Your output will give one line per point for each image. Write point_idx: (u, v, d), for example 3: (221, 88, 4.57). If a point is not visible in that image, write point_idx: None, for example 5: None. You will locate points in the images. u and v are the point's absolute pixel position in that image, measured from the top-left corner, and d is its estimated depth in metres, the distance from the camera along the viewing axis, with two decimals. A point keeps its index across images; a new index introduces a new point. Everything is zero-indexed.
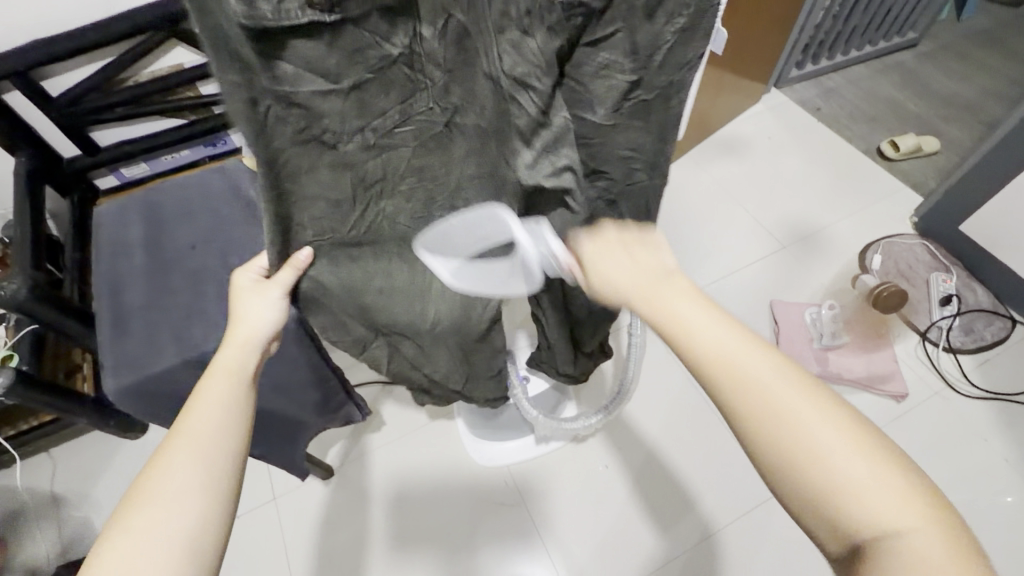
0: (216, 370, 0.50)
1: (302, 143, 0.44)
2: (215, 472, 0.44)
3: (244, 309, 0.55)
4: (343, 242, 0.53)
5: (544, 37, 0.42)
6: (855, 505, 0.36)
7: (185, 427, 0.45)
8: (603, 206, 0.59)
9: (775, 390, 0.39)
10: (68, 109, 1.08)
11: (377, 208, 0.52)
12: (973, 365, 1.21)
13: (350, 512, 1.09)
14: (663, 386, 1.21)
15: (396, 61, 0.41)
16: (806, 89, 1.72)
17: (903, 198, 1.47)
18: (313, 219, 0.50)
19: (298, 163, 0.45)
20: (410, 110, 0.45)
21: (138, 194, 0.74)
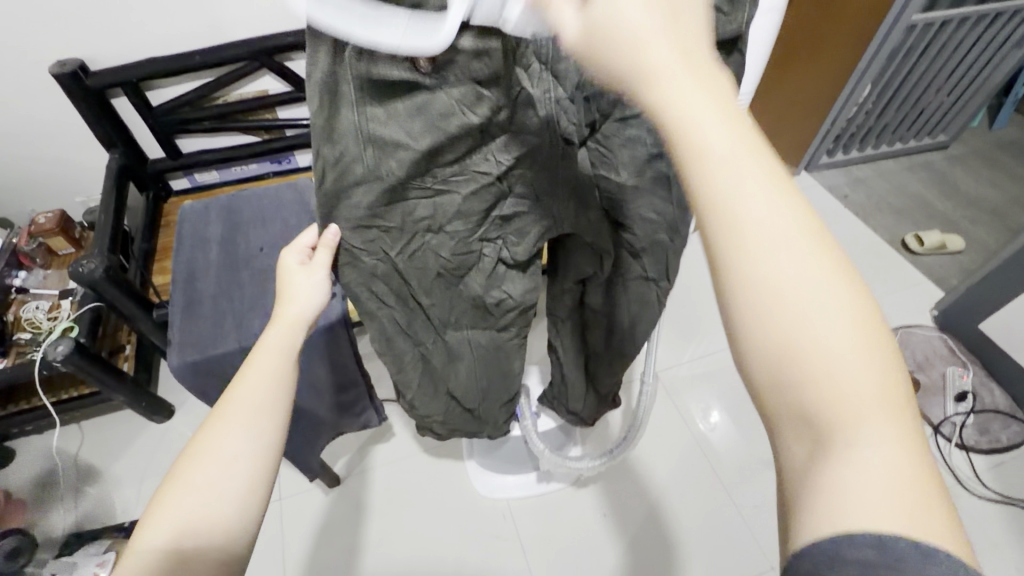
0: (265, 346, 0.46)
1: (366, 181, 0.43)
2: (259, 443, 0.41)
3: (290, 294, 0.50)
4: (392, 267, 0.52)
5: (581, 107, 0.45)
6: (814, 376, 0.27)
7: (235, 396, 0.43)
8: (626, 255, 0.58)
9: (756, 223, 0.28)
10: (162, 118, 1.22)
11: (423, 240, 0.50)
12: (985, 465, 1.20)
13: (350, 522, 1.12)
14: (669, 442, 1.23)
15: (473, 127, 0.42)
16: (835, 177, 1.80)
17: (924, 291, 1.50)
18: (365, 244, 0.48)
19: (356, 198, 0.44)
20: (467, 163, 0.46)
21: (221, 198, 0.84)
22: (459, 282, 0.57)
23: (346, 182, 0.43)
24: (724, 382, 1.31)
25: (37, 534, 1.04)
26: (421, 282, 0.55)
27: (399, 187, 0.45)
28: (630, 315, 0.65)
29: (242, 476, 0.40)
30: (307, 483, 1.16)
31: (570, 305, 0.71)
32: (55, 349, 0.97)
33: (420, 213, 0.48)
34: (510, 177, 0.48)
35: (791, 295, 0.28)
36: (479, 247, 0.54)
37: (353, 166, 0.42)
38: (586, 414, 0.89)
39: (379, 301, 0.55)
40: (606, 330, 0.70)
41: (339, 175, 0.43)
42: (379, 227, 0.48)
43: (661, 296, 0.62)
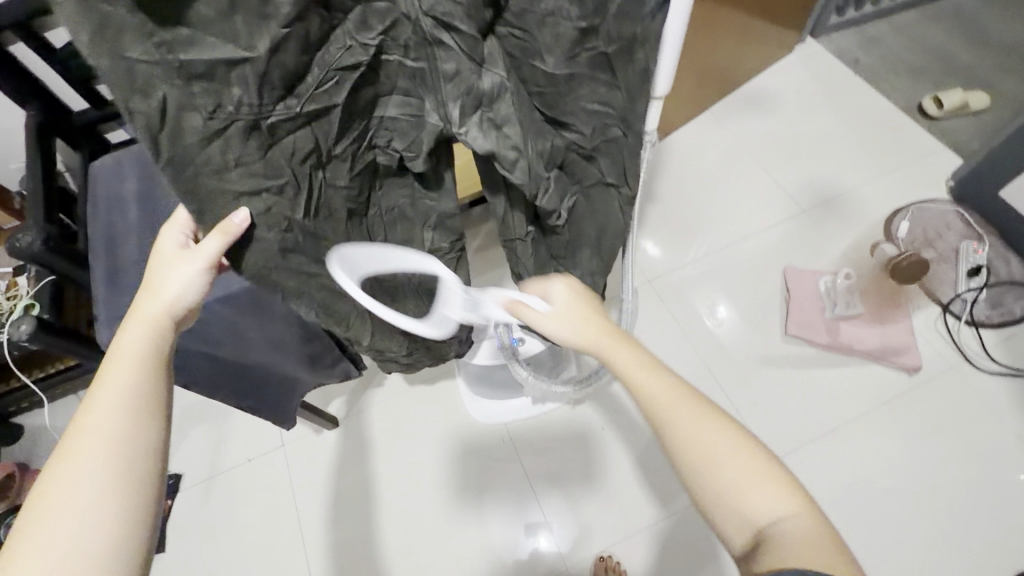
0: (123, 353, 0.46)
1: (217, 131, 0.37)
2: (121, 464, 0.41)
3: (158, 285, 0.50)
4: (306, 224, 0.47)
5: None
6: (741, 499, 0.42)
7: (89, 413, 0.42)
8: (579, 158, 0.50)
9: (671, 409, 0.46)
10: (71, 61, 1.09)
11: (318, 178, 0.46)
12: (995, 340, 1.15)
13: (354, 460, 1.14)
14: (665, 351, 1.19)
15: (309, 7, 0.35)
16: (846, 38, 1.59)
17: (941, 160, 1.37)
18: (263, 210, 0.44)
19: (215, 157, 0.39)
20: (326, 59, 0.39)
21: (133, 151, 0.75)
22: (369, 205, 0.53)
23: (190, 136, 0.37)
24: (723, 285, 1.25)
25: None
26: (337, 226, 0.50)
27: (265, 124, 0.39)
28: (597, 227, 0.58)
29: (101, 493, 0.39)
30: (306, 428, 1.18)
31: (525, 224, 0.59)
32: (19, 330, 0.92)
33: (303, 149, 0.43)
34: (384, 67, 0.42)
35: (710, 447, 0.44)
36: (372, 156, 0.49)
37: (187, 116, 0.36)
38: None
39: (304, 275, 0.51)
40: (572, 242, 0.60)
41: (178, 132, 0.36)
42: (268, 194, 0.43)
43: (622, 204, 0.57)
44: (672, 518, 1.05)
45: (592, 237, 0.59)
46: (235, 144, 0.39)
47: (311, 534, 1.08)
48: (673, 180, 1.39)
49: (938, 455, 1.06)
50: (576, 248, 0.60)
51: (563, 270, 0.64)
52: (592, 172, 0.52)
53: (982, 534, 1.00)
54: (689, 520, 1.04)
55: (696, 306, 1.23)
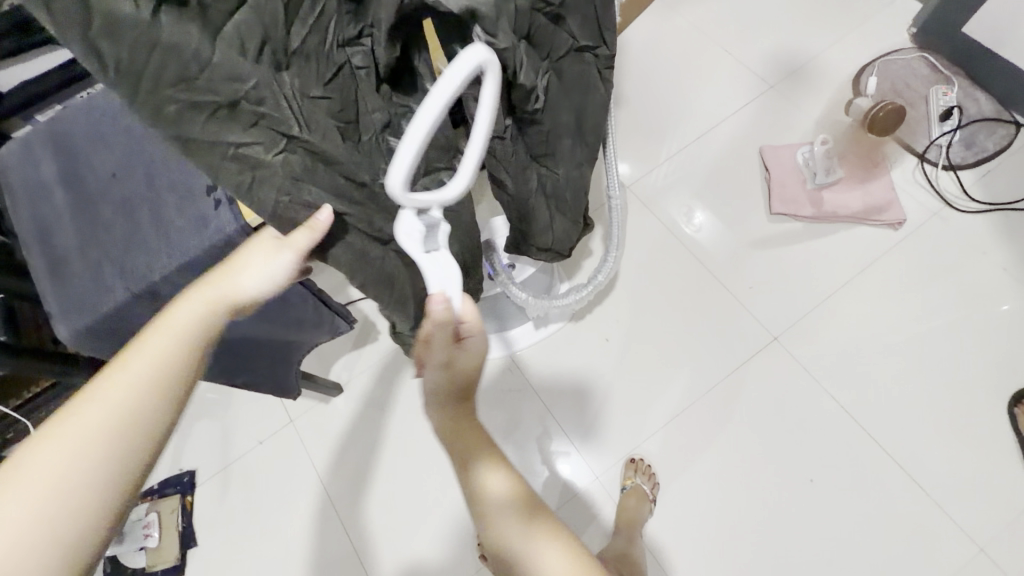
0: (161, 333, 0.45)
1: (148, 25, 0.29)
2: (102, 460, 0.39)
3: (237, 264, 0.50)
4: (325, 160, 0.40)
5: None
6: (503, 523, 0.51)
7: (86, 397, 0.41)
8: (547, 23, 0.44)
9: None
10: None
11: (289, 93, 0.36)
12: (973, 180, 1.16)
13: (367, 421, 1.12)
14: (654, 254, 1.17)
15: None
16: None
17: (899, 9, 1.32)
18: (243, 137, 0.35)
19: (171, 66, 0.30)
20: None
21: (39, 127, 0.65)
22: (359, 128, 0.41)
23: (129, 27, 0.29)
24: (702, 179, 1.22)
25: None
26: (337, 152, 0.40)
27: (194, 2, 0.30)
28: (575, 109, 0.53)
29: (74, 481, 0.38)
30: (312, 400, 1.15)
31: (503, 117, 0.50)
32: None
33: (253, 41, 0.33)
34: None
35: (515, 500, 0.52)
36: (343, 60, 0.38)
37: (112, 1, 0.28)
38: (561, 245, 0.75)
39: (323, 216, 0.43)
40: (551, 134, 0.54)
41: (109, 27, 0.28)
42: (249, 104, 0.34)
43: (601, 69, 0.52)
44: (688, 411, 1.07)
45: (570, 122, 0.54)
46: (181, 35, 0.30)
47: (340, 499, 1.08)
48: (633, 80, 1.32)
49: (930, 302, 1.09)
50: (555, 141, 0.55)
51: (545, 173, 0.59)
52: (562, 37, 0.46)
53: (980, 366, 1.04)
54: (703, 411, 1.06)
55: (673, 212, 1.20)
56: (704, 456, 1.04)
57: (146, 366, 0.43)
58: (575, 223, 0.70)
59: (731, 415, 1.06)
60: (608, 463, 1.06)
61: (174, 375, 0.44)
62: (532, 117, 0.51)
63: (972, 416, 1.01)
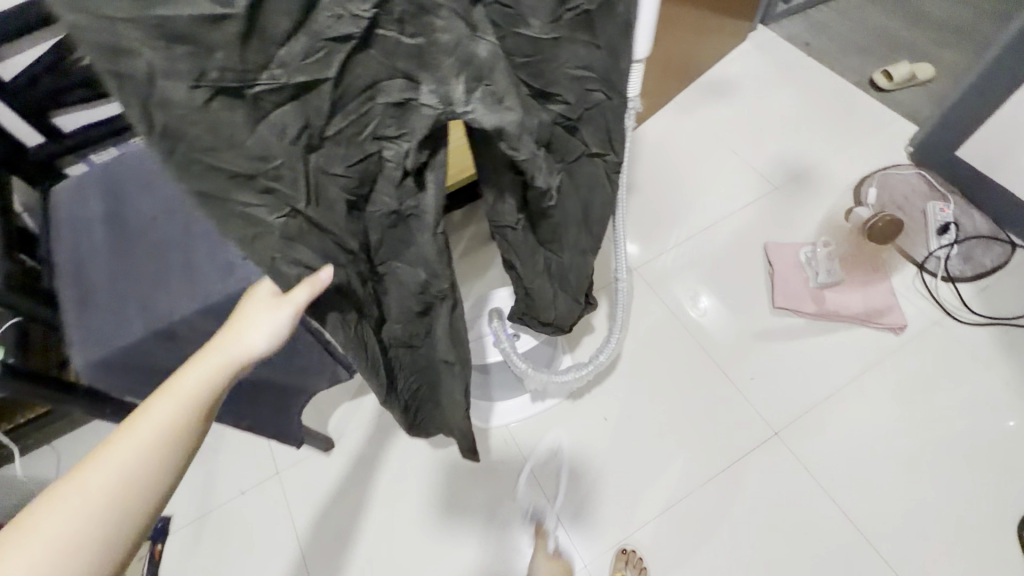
0: (177, 393, 0.46)
1: (202, 103, 0.31)
2: (112, 519, 0.41)
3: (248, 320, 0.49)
4: (322, 225, 0.43)
5: None
6: None
7: (104, 456, 0.42)
8: (560, 131, 0.49)
9: None
10: (24, 94, 1.02)
11: (311, 166, 0.39)
12: (972, 292, 1.19)
13: (354, 480, 1.10)
14: (657, 335, 1.19)
15: None
16: (793, 25, 1.64)
17: (897, 129, 1.42)
18: (258, 199, 0.38)
19: (205, 135, 0.33)
20: (316, 26, 0.33)
21: (96, 170, 0.71)
22: (367, 202, 0.47)
23: (176, 103, 0.31)
24: (708, 266, 1.27)
25: None
26: (336, 223, 0.44)
27: (254, 95, 0.34)
28: (581, 202, 0.59)
29: (81, 542, 0.40)
30: (300, 452, 1.13)
31: (515, 209, 0.57)
32: None
33: (294, 126, 0.36)
34: (380, 44, 0.37)
35: None
36: (374, 149, 0.43)
37: (168, 86, 0.30)
38: (561, 321, 0.78)
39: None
40: (559, 225, 0.59)
41: (163, 100, 0.30)
42: (266, 178, 0.37)
43: (608, 172, 0.58)
44: (684, 501, 1.03)
45: (575, 213, 0.59)
46: (225, 116, 0.33)
47: (315, 561, 1.04)
48: (645, 171, 1.41)
49: (934, 410, 1.08)
50: (562, 230, 0.59)
51: (552, 255, 0.63)
52: (576, 144, 0.52)
53: (988, 484, 1.01)
54: (700, 502, 1.03)
55: (678, 296, 1.24)
56: (699, 552, 1.00)
57: (151, 427, 0.44)
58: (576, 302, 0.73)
59: (729, 510, 1.02)
60: (598, 550, 1.01)
61: (183, 440, 0.45)
62: (544, 209, 0.55)
63: (981, 535, 0.97)
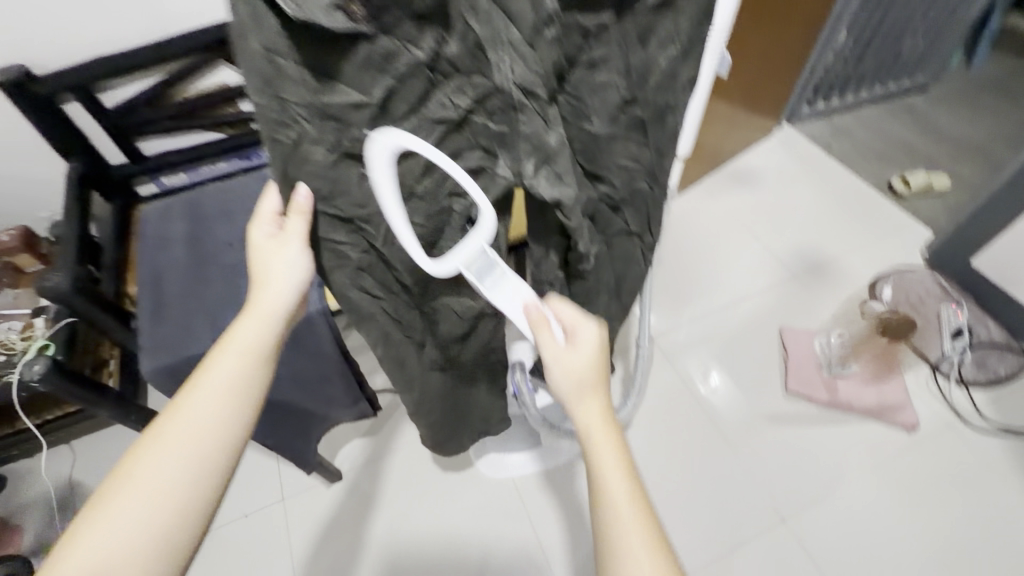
0: (232, 347, 0.49)
1: (331, 163, 0.41)
2: (203, 466, 0.46)
3: (263, 270, 0.51)
4: (392, 260, 0.52)
5: (547, 48, 0.40)
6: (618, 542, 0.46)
7: (183, 410, 0.46)
8: (606, 210, 0.56)
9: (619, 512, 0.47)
10: (119, 120, 1.13)
11: (396, 214, 0.47)
12: (985, 399, 1.20)
13: (357, 516, 1.10)
14: (669, 407, 1.21)
15: (421, 68, 0.38)
16: (817, 127, 1.75)
17: (913, 233, 1.48)
18: (347, 236, 0.47)
19: (322, 186, 0.42)
20: (425, 114, 0.41)
21: (182, 197, 0.79)
22: (433, 248, 0.53)
23: (312, 162, 0.40)
24: (724, 342, 1.31)
25: (38, 558, 1.04)
26: (402, 260, 0.52)
27: (367, 159, 0.42)
28: (616, 273, 0.65)
29: (179, 483, 0.44)
30: (308, 481, 1.14)
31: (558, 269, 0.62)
32: (31, 369, 0.93)
33: None
34: (472, 127, 0.45)
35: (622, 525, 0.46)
36: (448, 204, 0.50)
37: (311, 149, 0.39)
38: None
39: (370, 296, 0.53)
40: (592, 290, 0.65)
41: (302, 157, 0.40)
42: (360, 220, 0.46)
43: (643, 250, 0.64)
44: None
45: (609, 283, 0.65)
46: (344, 173, 0.42)
47: None
48: (669, 246, 1.48)
49: (946, 516, 1.07)
50: (594, 296, 0.65)
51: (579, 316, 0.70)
52: (618, 222, 0.59)
53: None
54: None
55: (690, 370, 1.27)
56: None
57: (220, 382, 0.47)
58: None
59: None
60: None
61: (249, 389, 0.49)
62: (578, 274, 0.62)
63: None
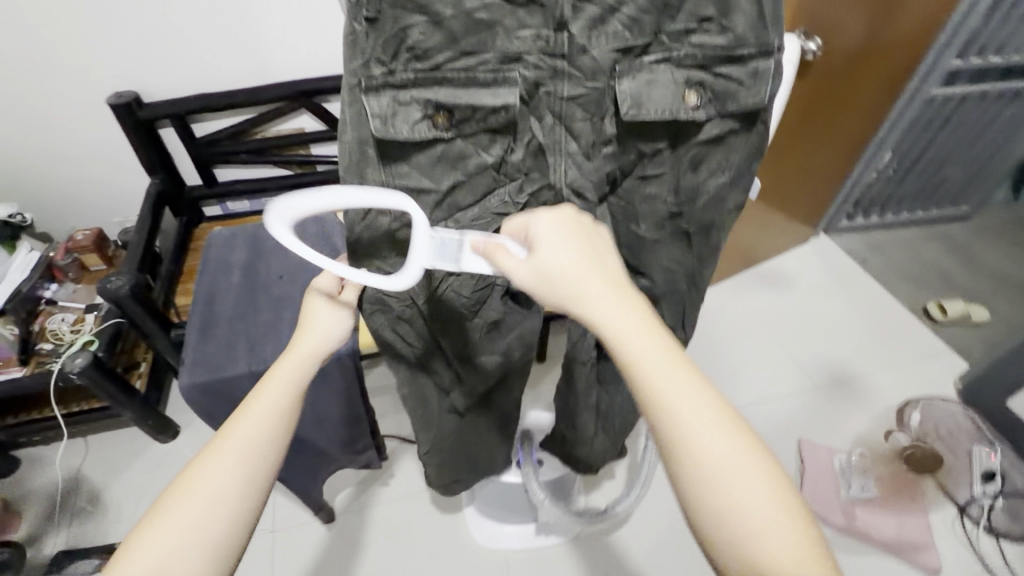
0: (274, 380, 0.51)
1: (392, 228, 0.51)
2: (248, 488, 0.46)
3: (311, 321, 0.55)
4: (434, 314, 0.60)
5: (602, 161, 0.48)
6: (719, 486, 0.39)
7: (228, 439, 0.48)
8: (641, 299, 0.60)
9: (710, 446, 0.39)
10: (203, 148, 1.25)
11: (445, 279, 0.56)
12: (1018, 555, 1.12)
13: (341, 563, 1.08)
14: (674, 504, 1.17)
15: (487, 168, 0.47)
16: (854, 240, 1.77)
17: (947, 362, 1.45)
18: (393, 290, 0.56)
19: (382, 246, 0.52)
20: (486, 205, 0.49)
21: (247, 227, 0.87)
22: (477, 314, 0.61)
23: (378, 227, 0.51)
24: None
25: (30, 548, 1.06)
26: (443, 316, 0.60)
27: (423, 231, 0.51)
28: None
29: (226, 502, 0.45)
30: (301, 517, 1.14)
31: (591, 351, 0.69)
32: (73, 362, 0.98)
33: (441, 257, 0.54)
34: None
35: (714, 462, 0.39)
36: (492, 279, 0.58)
37: (380, 216, 0.50)
38: (595, 461, 0.86)
39: (401, 340, 0.62)
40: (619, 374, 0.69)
41: (370, 221, 0.51)
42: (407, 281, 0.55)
43: (673, 344, 0.66)
44: None
45: None
46: (401, 238, 0.52)
47: None
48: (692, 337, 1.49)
49: None
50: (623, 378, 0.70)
51: (604, 395, 0.73)
52: (652, 314, 0.62)
53: None
54: None
55: None
56: None
57: (263, 409, 0.49)
58: (607, 449, 0.82)
59: None
60: None
61: (287, 415, 0.50)
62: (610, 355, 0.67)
63: None
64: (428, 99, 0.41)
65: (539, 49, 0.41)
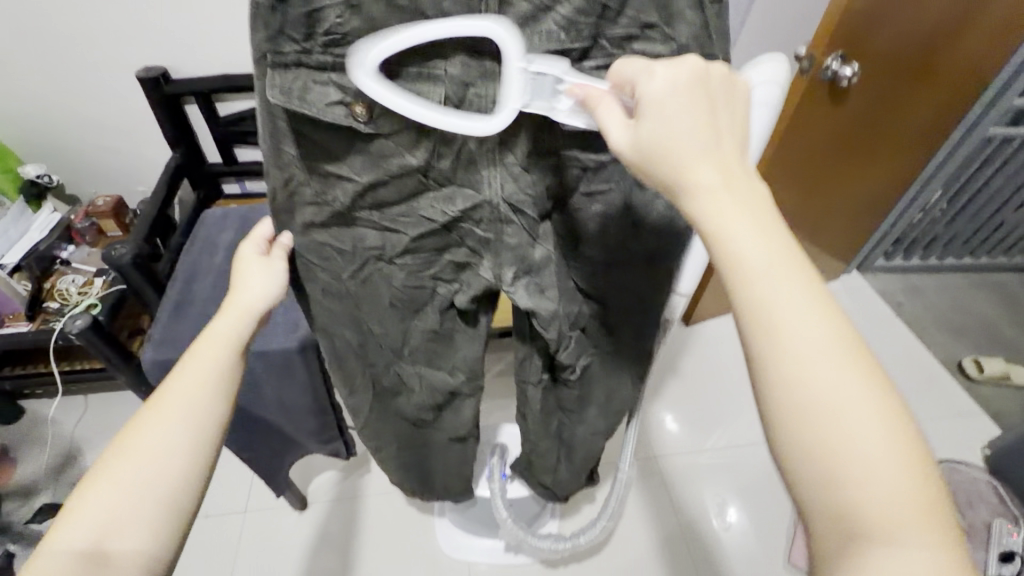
0: (214, 336, 0.48)
1: (315, 203, 0.47)
2: (198, 436, 0.44)
3: (239, 280, 0.50)
4: (372, 307, 0.57)
5: (539, 176, 0.44)
6: (800, 384, 0.29)
7: (167, 392, 0.45)
8: (597, 328, 0.58)
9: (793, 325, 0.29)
10: (225, 127, 1.28)
11: (378, 267, 0.53)
12: None
13: (305, 550, 1.08)
14: (652, 537, 1.12)
15: (412, 168, 0.43)
16: (889, 281, 1.66)
17: (977, 424, 1.33)
18: (322, 261, 0.53)
19: (306, 216, 0.49)
20: (414, 205, 0.47)
21: (239, 210, 0.87)
22: (417, 314, 0.59)
23: (301, 205, 0.48)
24: (740, 476, 1.20)
25: (18, 493, 1.10)
26: (376, 307, 0.57)
27: (351, 214, 0.48)
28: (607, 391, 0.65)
29: (183, 447, 0.43)
30: (274, 499, 1.14)
31: (541, 372, 0.66)
32: (73, 323, 1.00)
33: (371, 246, 0.51)
34: (459, 229, 0.49)
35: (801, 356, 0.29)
36: (430, 284, 0.55)
37: (301, 190, 0.46)
38: (559, 489, 0.83)
39: (338, 321, 0.59)
40: (582, 398, 0.66)
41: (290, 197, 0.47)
42: (338, 259, 0.52)
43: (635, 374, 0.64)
44: None
45: (600, 397, 0.66)
46: (324, 215, 0.48)
47: None
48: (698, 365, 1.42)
49: None
50: (585, 404, 0.67)
51: (568, 422, 0.71)
52: (604, 341, 0.60)
53: None
54: None
55: (704, 499, 1.17)
56: None
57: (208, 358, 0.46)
58: (573, 474, 0.78)
59: None
60: None
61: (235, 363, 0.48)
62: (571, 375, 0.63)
63: None
64: (347, 87, 0.37)
65: (465, 47, 0.37)
